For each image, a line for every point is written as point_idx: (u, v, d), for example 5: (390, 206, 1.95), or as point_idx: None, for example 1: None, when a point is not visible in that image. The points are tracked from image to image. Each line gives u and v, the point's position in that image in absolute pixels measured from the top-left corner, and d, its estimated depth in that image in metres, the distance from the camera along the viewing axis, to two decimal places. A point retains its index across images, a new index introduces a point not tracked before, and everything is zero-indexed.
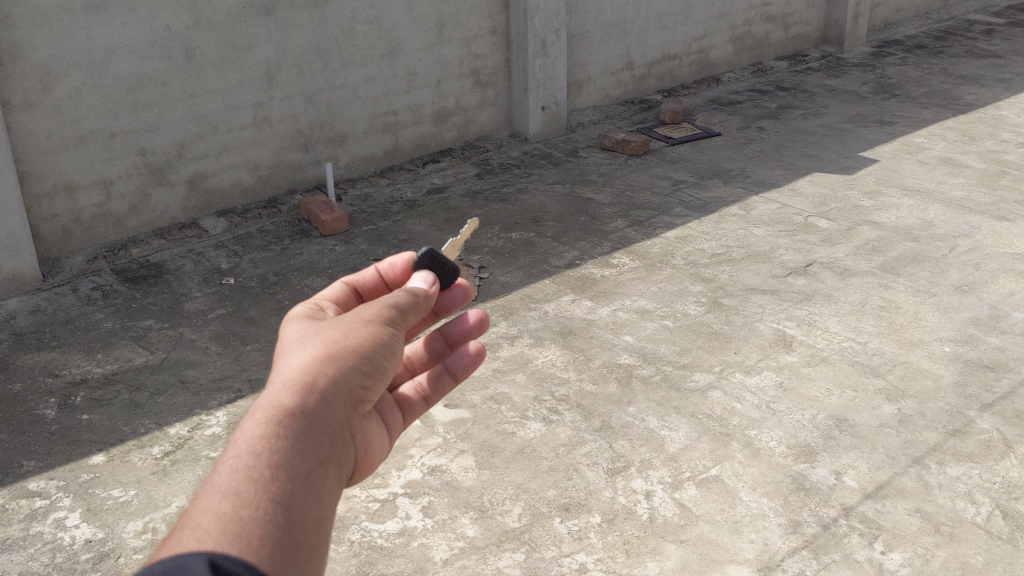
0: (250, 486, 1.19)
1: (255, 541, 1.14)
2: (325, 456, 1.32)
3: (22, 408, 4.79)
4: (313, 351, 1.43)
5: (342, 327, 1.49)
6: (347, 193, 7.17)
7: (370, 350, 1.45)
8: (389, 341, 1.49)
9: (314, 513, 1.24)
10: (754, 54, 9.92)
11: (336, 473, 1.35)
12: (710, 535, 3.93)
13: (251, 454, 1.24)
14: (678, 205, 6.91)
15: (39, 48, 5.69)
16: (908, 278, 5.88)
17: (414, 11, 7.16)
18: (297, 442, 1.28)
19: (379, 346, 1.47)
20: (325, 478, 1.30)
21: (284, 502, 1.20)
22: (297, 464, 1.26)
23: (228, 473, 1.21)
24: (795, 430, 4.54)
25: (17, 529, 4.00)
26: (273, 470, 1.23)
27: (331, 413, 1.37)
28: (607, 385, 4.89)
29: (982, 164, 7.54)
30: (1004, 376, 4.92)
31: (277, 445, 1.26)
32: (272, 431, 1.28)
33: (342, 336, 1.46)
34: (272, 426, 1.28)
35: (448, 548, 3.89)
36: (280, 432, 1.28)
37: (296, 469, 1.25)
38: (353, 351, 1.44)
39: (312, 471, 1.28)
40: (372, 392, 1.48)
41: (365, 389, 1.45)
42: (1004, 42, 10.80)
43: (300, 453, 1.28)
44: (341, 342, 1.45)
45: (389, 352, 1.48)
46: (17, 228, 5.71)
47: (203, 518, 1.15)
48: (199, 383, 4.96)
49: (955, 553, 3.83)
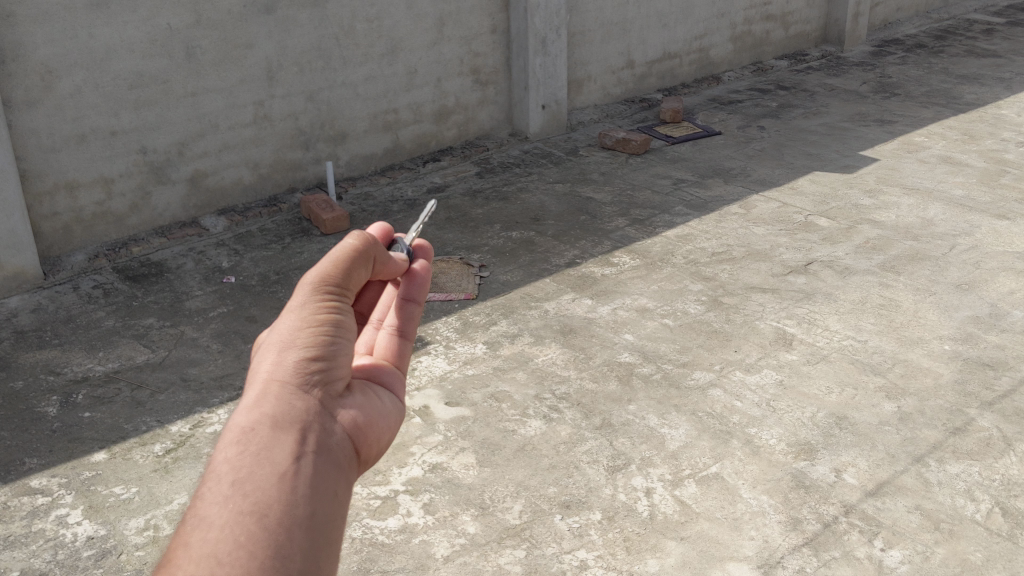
0: (218, 509, 1.02)
1: (227, 560, 0.96)
2: (305, 449, 1.13)
3: (24, 406, 4.80)
4: (262, 361, 1.25)
5: (283, 325, 1.30)
6: (347, 192, 7.18)
7: (317, 335, 1.27)
8: (337, 315, 1.31)
9: (303, 512, 1.05)
10: (754, 53, 9.92)
11: (331, 462, 1.15)
12: (710, 532, 3.94)
13: (215, 482, 1.06)
14: (678, 204, 6.91)
15: (40, 46, 5.70)
16: (909, 277, 5.89)
17: (414, 10, 7.17)
18: (265, 449, 1.10)
19: (327, 325, 1.29)
20: (314, 471, 1.11)
21: (257, 509, 1.02)
22: (269, 469, 1.08)
23: (197, 508, 1.03)
24: (795, 428, 4.55)
25: (19, 526, 4.02)
26: (241, 484, 1.05)
27: (298, 408, 1.18)
28: (607, 383, 4.90)
29: (982, 163, 7.53)
30: (1004, 373, 4.94)
31: (242, 460, 1.08)
32: (234, 450, 1.10)
33: (285, 333, 1.28)
34: (231, 445, 1.10)
35: (448, 545, 3.90)
36: (243, 447, 1.10)
37: (268, 476, 1.07)
38: (301, 342, 1.26)
39: (291, 469, 1.09)
40: (342, 372, 1.29)
41: (330, 372, 1.26)
42: (1004, 41, 10.80)
43: (269, 458, 1.09)
44: (286, 338, 1.26)
45: (340, 325, 1.30)
46: (18, 226, 5.72)
47: (177, 556, 0.98)
48: (200, 381, 4.97)
49: (955, 550, 3.84)
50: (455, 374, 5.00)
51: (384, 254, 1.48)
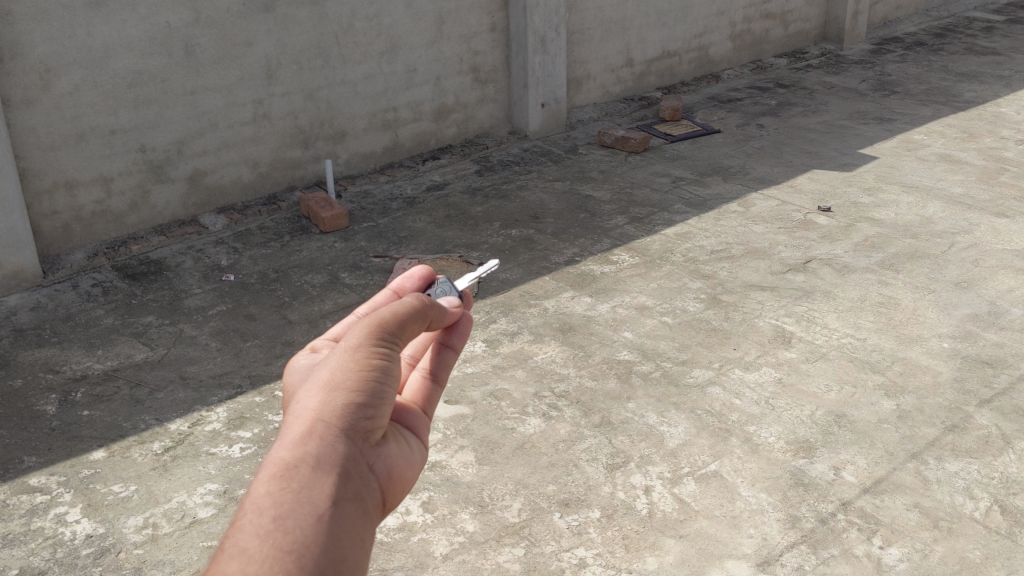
0: (256, 546, 1.00)
1: None
2: (345, 494, 1.11)
3: (23, 404, 4.80)
4: (309, 394, 1.20)
5: (335, 361, 1.24)
6: (347, 190, 7.18)
7: (368, 378, 1.21)
8: (394, 355, 1.26)
9: (335, 561, 1.04)
10: (754, 51, 9.93)
11: (363, 510, 1.13)
12: (710, 530, 3.94)
13: (255, 514, 1.05)
14: (677, 202, 6.92)
15: (38, 45, 5.69)
16: (908, 275, 5.89)
17: (414, 8, 7.16)
18: (307, 489, 1.08)
19: (385, 364, 1.24)
20: (348, 520, 1.09)
21: (295, 549, 1.01)
22: (308, 511, 1.06)
23: (236, 536, 1.02)
24: (794, 426, 4.55)
25: (17, 524, 4.01)
26: (281, 523, 1.03)
27: (341, 452, 1.15)
28: (607, 380, 4.90)
29: (981, 161, 7.54)
30: (1003, 372, 4.93)
31: (283, 497, 1.06)
32: (275, 484, 1.08)
33: (339, 365, 1.23)
34: (274, 479, 1.08)
35: (448, 543, 3.90)
36: (285, 482, 1.07)
37: (307, 518, 1.05)
38: (356, 376, 1.21)
39: (327, 514, 1.07)
40: (384, 418, 1.24)
41: (379, 415, 1.22)
42: (1004, 39, 10.81)
43: (310, 499, 1.07)
44: (342, 370, 1.22)
45: (391, 371, 1.23)
46: (18, 225, 5.72)
47: None
48: (199, 378, 4.98)
49: (953, 548, 3.84)
50: (454, 372, 5.01)
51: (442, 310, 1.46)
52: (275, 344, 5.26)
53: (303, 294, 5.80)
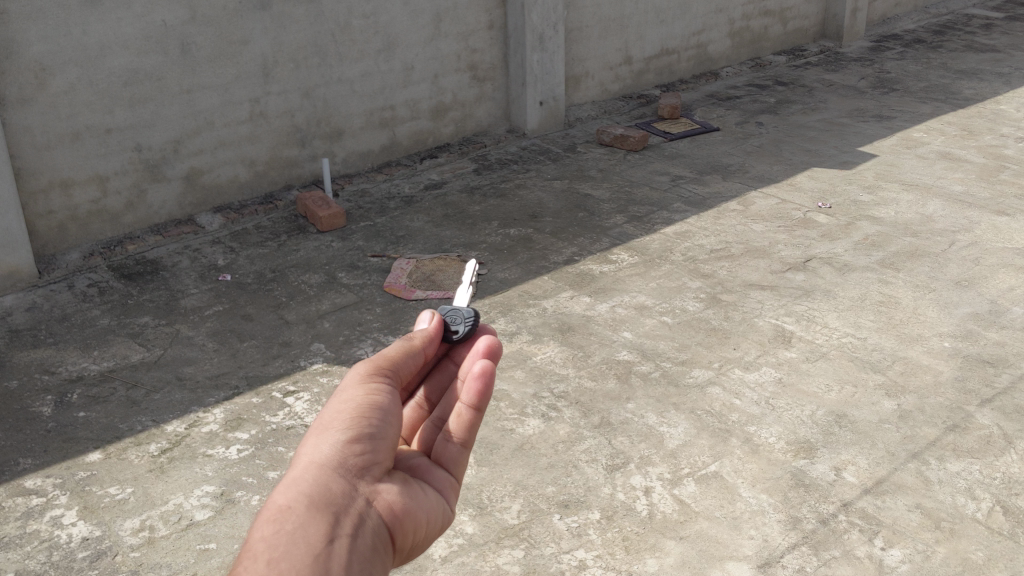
0: None
1: None
2: (339, 530, 1.24)
3: (19, 405, 4.76)
4: (306, 446, 1.36)
5: (326, 409, 1.42)
6: (345, 189, 7.13)
7: (354, 421, 1.38)
8: (375, 401, 1.42)
9: None
10: (752, 48, 9.90)
11: (363, 542, 1.25)
12: (710, 532, 3.91)
13: (252, 560, 1.16)
14: (677, 201, 6.89)
15: (33, 44, 5.65)
16: (908, 274, 5.86)
17: (411, 6, 7.13)
18: (300, 528, 1.21)
19: (368, 410, 1.41)
20: (347, 555, 1.21)
21: None
22: (304, 549, 1.18)
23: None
24: (794, 426, 4.52)
25: (13, 527, 3.98)
26: (275, 564, 1.15)
27: (335, 493, 1.29)
28: (606, 381, 4.87)
29: (981, 158, 7.52)
30: (1004, 371, 4.91)
31: (279, 538, 1.18)
32: (270, 527, 1.20)
33: (328, 418, 1.39)
34: (269, 523, 1.20)
35: (446, 545, 3.88)
36: (278, 524, 1.20)
37: (304, 556, 1.17)
38: (340, 424, 1.38)
39: (324, 552, 1.19)
40: (379, 458, 1.39)
41: (367, 456, 1.37)
42: (1003, 36, 10.77)
43: (305, 537, 1.20)
44: (328, 421, 1.39)
45: (373, 415, 1.40)
46: (13, 225, 5.69)
47: None
48: (196, 379, 4.94)
49: (955, 550, 3.82)
50: None
51: (412, 354, 1.58)
52: (273, 345, 5.23)
53: (300, 295, 5.76)
